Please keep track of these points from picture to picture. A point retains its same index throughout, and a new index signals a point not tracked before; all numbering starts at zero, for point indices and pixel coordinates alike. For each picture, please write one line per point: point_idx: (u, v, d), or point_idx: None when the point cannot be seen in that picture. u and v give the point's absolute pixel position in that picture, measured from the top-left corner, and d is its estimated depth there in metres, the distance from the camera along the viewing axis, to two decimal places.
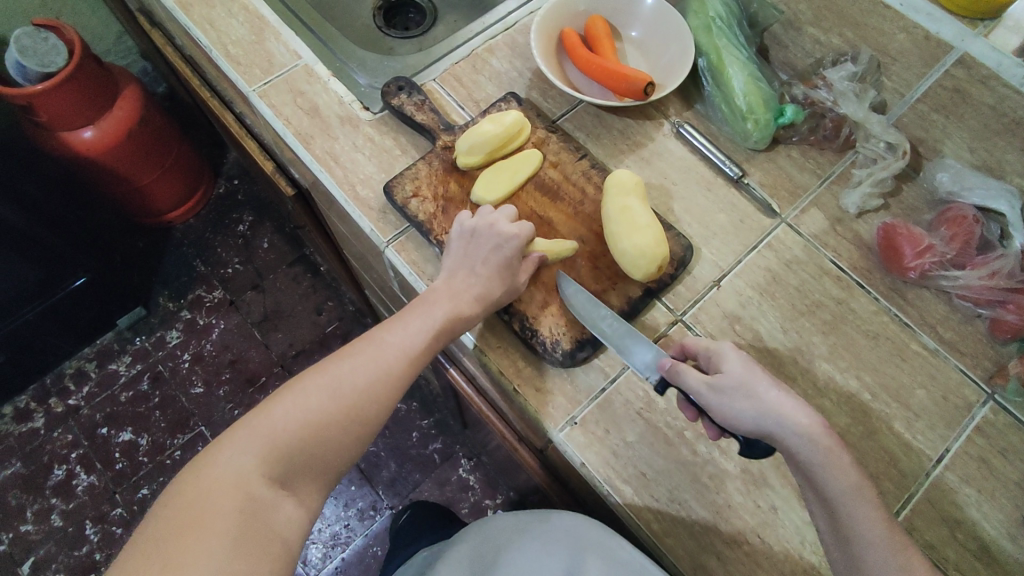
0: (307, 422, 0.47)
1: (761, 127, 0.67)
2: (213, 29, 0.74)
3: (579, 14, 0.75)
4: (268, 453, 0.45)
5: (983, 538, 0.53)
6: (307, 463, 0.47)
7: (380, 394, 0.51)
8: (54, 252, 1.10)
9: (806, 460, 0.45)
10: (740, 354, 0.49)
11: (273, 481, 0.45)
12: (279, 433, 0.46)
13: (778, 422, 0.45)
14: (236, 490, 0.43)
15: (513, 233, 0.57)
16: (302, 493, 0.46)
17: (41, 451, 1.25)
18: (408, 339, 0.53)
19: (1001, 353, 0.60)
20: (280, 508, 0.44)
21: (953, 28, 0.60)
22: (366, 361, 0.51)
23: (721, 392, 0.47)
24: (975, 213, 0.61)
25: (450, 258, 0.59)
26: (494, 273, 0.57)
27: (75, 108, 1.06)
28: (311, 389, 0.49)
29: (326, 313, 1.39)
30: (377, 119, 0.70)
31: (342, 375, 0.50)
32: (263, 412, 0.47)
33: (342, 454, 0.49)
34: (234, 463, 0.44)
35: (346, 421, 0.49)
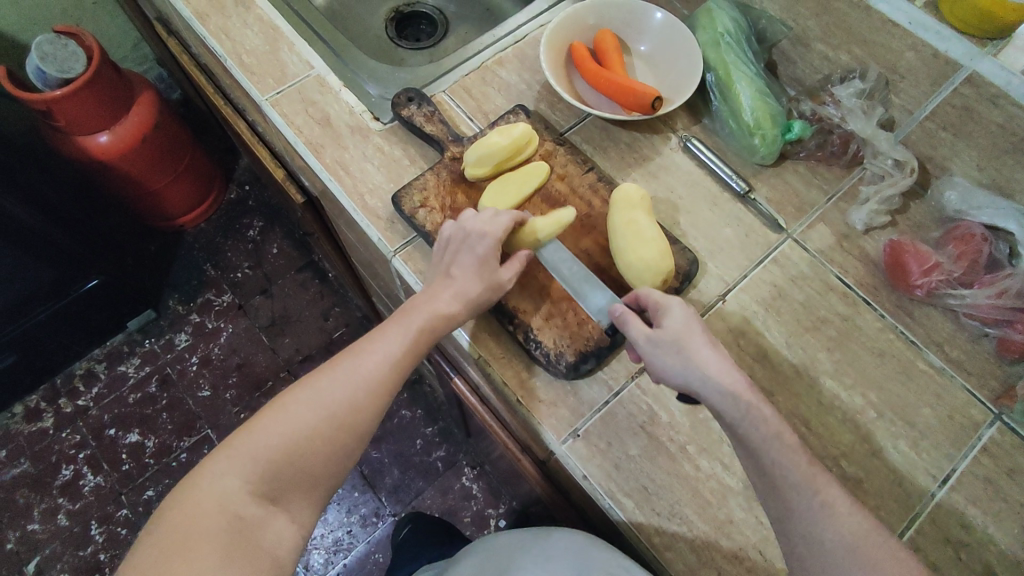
0: (290, 438, 0.49)
1: (769, 143, 0.67)
2: (228, 39, 0.76)
3: (588, 28, 0.75)
4: (252, 473, 0.47)
5: (989, 561, 0.53)
6: (294, 478, 0.49)
7: (363, 404, 0.51)
8: (67, 254, 1.12)
9: (728, 419, 0.48)
10: (686, 314, 0.52)
11: (259, 499, 0.47)
12: (261, 454, 0.48)
13: (704, 379, 0.48)
14: (221, 511, 0.45)
15: (484, 232, 0.57)
16: (292, 507, 0.48)
17: (49, 450, 1.26)
18: (387, 348, 0.54)
19: (1009, 373, 0.59)
20: (268, 524, 0.46)
21: (962, 47, 0.57)
22: (345, 374, 0.52)
23: (657, 344, 0.51)
24: (983, 232, 0.61)
25: (432, 268, 0.60)
26: (471, 274, 0.56)
27: (91, 114, 1.08)
28: (292, 406, 0.50)
29: (333, 319, 1.40)
30: (387, 130, 0.71)
31: (322, 389, 0.51)
32: (247, 431, 0.49)
33: (331, 465, 0.50)
34: (217, 486, 0.46)
35: (329, 434, 0.50)
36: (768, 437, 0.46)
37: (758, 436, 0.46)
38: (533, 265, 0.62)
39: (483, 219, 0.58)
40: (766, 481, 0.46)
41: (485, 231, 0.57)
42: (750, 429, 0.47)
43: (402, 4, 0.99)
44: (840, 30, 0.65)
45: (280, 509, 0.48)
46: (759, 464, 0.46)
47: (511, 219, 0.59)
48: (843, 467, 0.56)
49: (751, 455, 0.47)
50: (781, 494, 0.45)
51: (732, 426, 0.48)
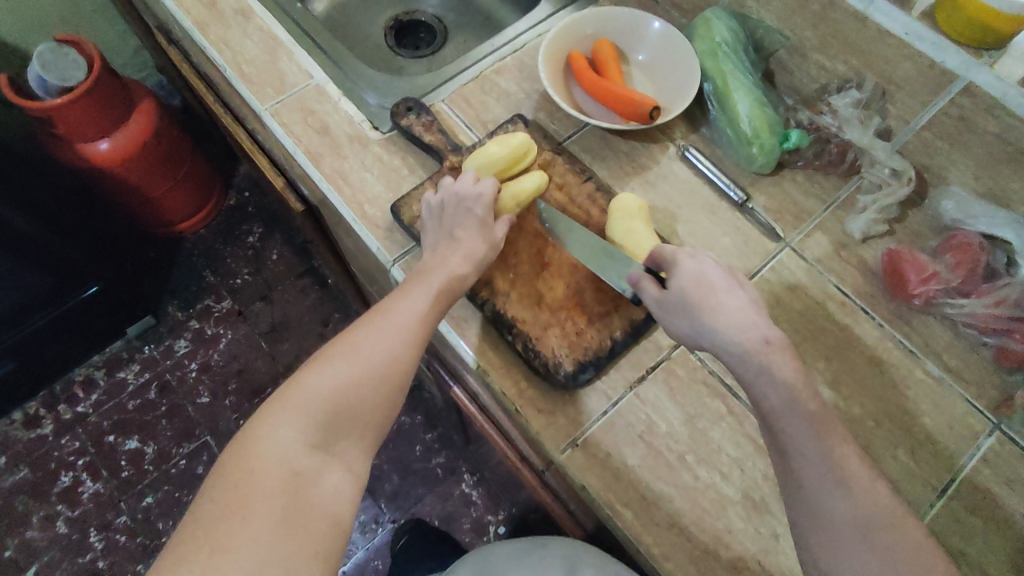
0: (336, 390, 0.49)
1: (766, 152, 0.67)
2: (228, 48, 0.76)
3: (587, 37, 0.76)
4: (305, 424, 0.47)
5: (987, 571, 0.53)
6: (344, 431, 0.48)
7: (400, 356, 0.52)
8: (67, 261, 1.12)
9: (741, 378, 0.48)
10: (697, 272, 0.52)
11: (313, 451, 0.46)
12: (308, 408, 0.47)
13: (708, 334, 0.50)
14: (277, 468, 0.44)
15: (477, 193, 0.61)
16: (345, 460, 0.47)
17: (49, 457, 1.26)
18: (415, 305, 0.55)
19: (1007, 382, 0.59)
20: (325, 474, 0.46)
21: (957, 57, 0.58)
22: (378, 329, 0.52)
23: (666, 305, 0.53)
24: (980, 241, 0.61)
25: (430, 233, 0.61)
26: (472, 234, 0.59)
27: (92, 122, 1.08)
28: (330, 363, 0.50)
29: (332, 324, 1.40)
30: (386, 139, 0.71)
31: (359, 344, 0.51)
32: (292, 388, 0.49)
33: (377, 415, 0.50)
34: (269, 442, 0.45)
35: (371, 385, 0.50)
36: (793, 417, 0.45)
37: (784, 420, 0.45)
38: (531, 272, 0.62)
39: (470, 182, 0.62)
40: (787, 468, 0.45)
41: (476, 191, 0.61)
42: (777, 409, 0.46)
43: (402, 12, 0.99)
44: (836, 40, 0.66)
45: (334, 462, 0.47)
46: (781, 447, 0.45)
47: (492, 182, 0.62)
48: None
49: (773, 437, 0.46)
50: (800, 484, 0.44)
51: (750, 390, 0.47)
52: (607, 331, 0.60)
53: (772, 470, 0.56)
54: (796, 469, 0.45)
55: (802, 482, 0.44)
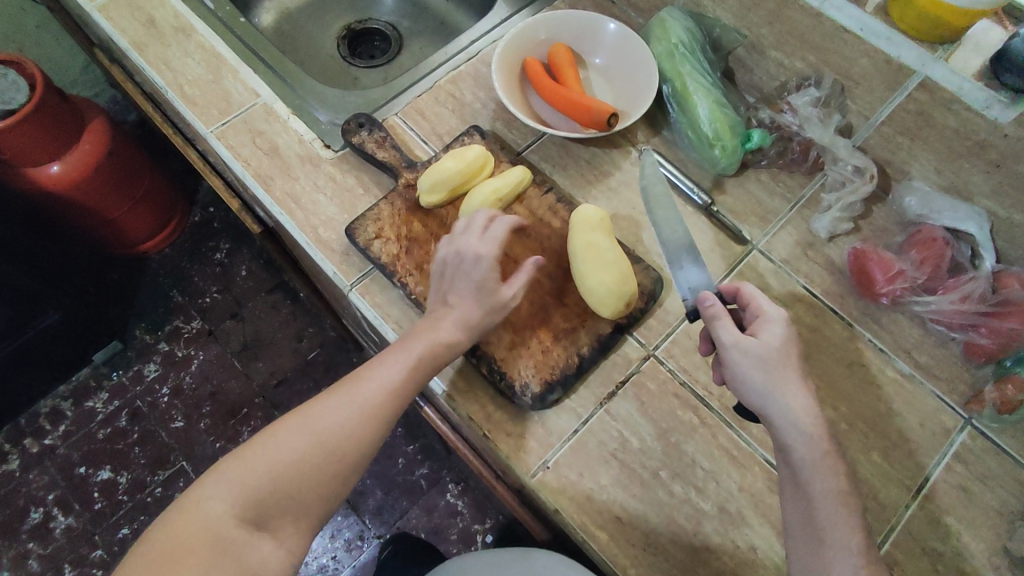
0: (283, 462, 0.45)
1: (729, 154, 0.66)
2: (168, 68, 0.73)
3: (540, 43, 0.74)
4: (244, 492, 0.44)
5: (963, 569, 0.52)
6: (284, 504, 0.45)
7: (358, 432, 0.48)
8: (22, 290, 1.07)
9: (789, 450, 0.46)
10: (786, 336, 0.49)
11: (246, 524, 0.43)
12: (250, 476, 0.45)
13: (782, 406, 0.46)
14: (205, 536, 0.42)
15: (477, 253, 0.55)
16: (281, 533, 0.45)
17: (17, 494, 1.21)
18: (387, 373, 0.50)
19: (977, 376, 0.59)
20: (254, 548, 0.43)
21: (913, 53, 0.57)
22: (342, 398, 0.49)
23: (745, 353, 0.48)
24: (945, 235, 0.60)
25: (434, 284, 0.56)
26: (467, 299, 0.54)
27: (38, 146, 1.03)
28: (284, 430, 0.47)
29: (306, 339, 1.37)
30: (339, 157, 0.68)
31: (320, 414, 0.48)
32: (244, 450, 0.46)
33: (327, 494, 0.47)
34: (205, 503, 0.43)
35: (320, 463, 0.46)
36: (827, 495, 0.45)
37: (818, 488, 0.45)
38: None
39: (474, 236, 0.56)
40: (805, 525, 0.45)
41: (478, 249, 0.55)
42: (807, 470, 0.46)
43: (355, 21, 0.96)
44: (793, 37, 0.65)
45: (266, 535, 0.44)
46: (812, 519, 0.45)
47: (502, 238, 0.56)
48: None
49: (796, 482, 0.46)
50: (825, 559, 0.44)
51: (791, 460, 0.46)
52: (574, 347, 0.58)
53: (747, 481, 0.55)
54: (823, 546, 0.44)
55: (819, 536, 0.44)
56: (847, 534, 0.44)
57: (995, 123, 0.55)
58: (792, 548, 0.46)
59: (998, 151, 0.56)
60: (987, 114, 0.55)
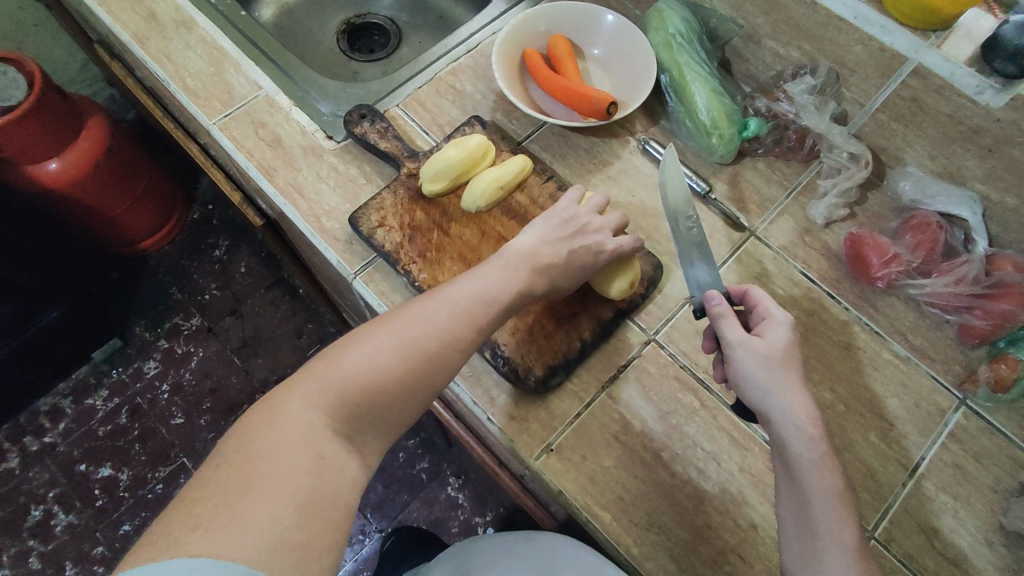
0: (382, 375, 0.43)
1: (726, 141, 0.67)
2: (170, 62, 0.73)
3: (540, 34, 0.74)
4: (337, 405, 0.41)
5: (958, 546, 0.53)
6: (369, 420, 0.42)
7: (451, 356, 0.46)
8: (22, 289, 1.07)
9: (786, 446, 0.47)
10: (791, 337, 0.50)
11: (338, 436, 0.40)
12: (345, 387, 0.42)
13: (781, 404, 0.47)
14: (300, 444, 0.39)
15: (603, 243, 0.57)
16: (366, 451, 0.42)
17: (17, 492, 1.21)
18: (476, 298, 0.49)
19: (971, 357, 0.60)
20: (348, 463, 0.40)
21: (906, 40, 0.58)
22: (433, 316, 0.46)
23: (750, 349, 0.49)
24: (938, 220, 0.62)
25: (549, 224, 0.56)
26: (576, 263, 0.55)
27: (38, 144, 1.03)
28: (373, 341, 0.44)
29: (307, 335, 1.38)
30: (341, 148, 0.69)
31: (415, 330, 0.45)
32: (333, 359, 0.43)
33: (408, 415, 0.45)
34: (297, 412, 0.40)
35: (410, 380, 0.44)
36: (822, 492, 0.44)
37: (812, 483, 0.45)
38: None
39: (601, 223, 0.58)
40: (799, 520, 0.45)
41: (606, 243, 0.57)
42: (803, 467, 0.45)
43: (354, 16, 0.97)
44: (789, 26, 0.66)
45: (355, 450, 0.41)
46: (807, 514, 0.45)
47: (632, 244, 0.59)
48: None
49: (791, 478, 0.46)
50: (819, 554, 0.43)
51: (786, 456, 0.46)
52: (575, 333, 0.59)
53: (747, 461, 0.56)
54: (816, 542, 0.43)
55: (812, 531, 0.44)
56: (842, 530, 0.43)
57: (987, 109, 0.56)
58: (785, 545, 0.46)
59: (991, 136, 0.57)
60: (978, 99, 0.56)
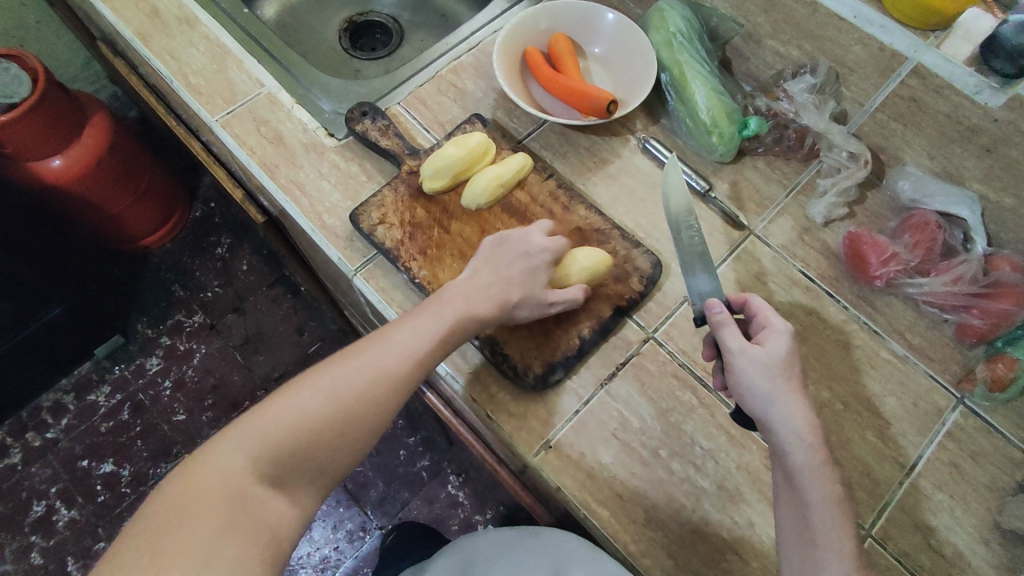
0: (310, 419, 0.45)
1: (726, 140, 0.67)
2: (173, 59, 0.74)
3: (541, 33, 0.75)
4: (265, 450, 0.43)
5: (955, 544, 0.54)
6: (301, 462, 0.44)
7: (385, 396, 0.47)
8: (25, 285, 1.07)
9: (786, 454, 0.47)
10: (791, 347, 0.50)
11: (267, 483, 0.43)
12: (273, 432, 0.44)
13: (783, 414, 0.47)
14: (224, 489, 0.41)
15: (542, 247, 0.57)
16: (297, 493, 0.44)
17: (20, 487, 1.22)
18: (416, 337, 0.50)
19: (968, 357, 0.60)
20: (273, 505, 0.42)
21: (906, 40, 0.58)
22: (369, 360, 0.48)
23: (751, 360, 0.49)
24: (937, 219, 0.62)
25: (488, 251, 0.57)
26: (517, 277, 0.55)
27: (41, 140, 1.03)
28: (307, 388, 0.46)
29: (308, 332, 1.38)
30: (342, 146, 0.69)
31: (347, 374, 0.47)
32: (266, 406, 0.45)
33: (345, 459, 0.46)
34: (225, 458, 0.42)
35: (343, 425, 0.45)
36: (822, 499, 0.45)
37: (813, 491, 0.45)
38: None
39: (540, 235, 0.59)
40: (799, 527, 0.46)
41: (545, 248, 0.58)
42: (805, 475, 0.46)
43: (356, 14, 0.97)
44: (789, 26, 0.66)
45: (284, 492, 0.43)
46: (807, 522, 0.45)
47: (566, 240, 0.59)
48: None
49: (791, 485, 0.47)
50: (817, 560, 0.44)
51: (787, 464, 0.47)
52: (574, 330, 0.59)
53: (744, 459, 0.56)
54: (815, 549, 0.44)
55: (812, 538, 0.45)
56: (841, 538, 0.44)
57: (985, 108, 0.56)
58: (785, 553, 0.46)
59: (989, 136, 0.58)
60: (977, 99, 0.56)
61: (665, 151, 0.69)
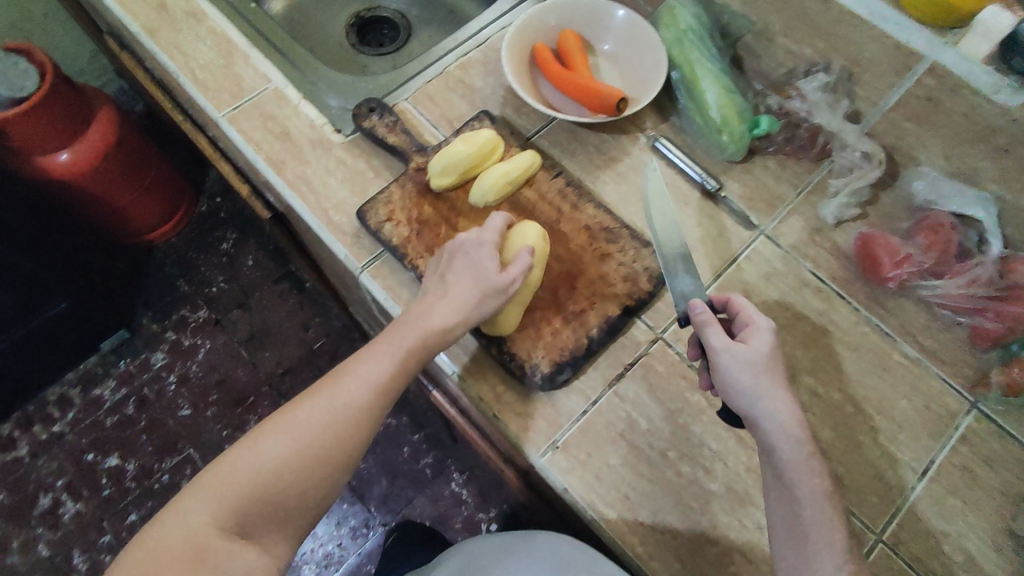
0: (268, 467, 0.47)
1: (736, 139, 0.66)
2: (180, 53, 0.73)
3: (550, 29, 0.74)
4: (224, 504, 0.45)
5: (969, 550, 0.53)
6: (263, 510, 0.46)
7: (342, 433, 0.49)
8: (29, 278, 1.07)
9: (775, 450, 0.47)
10: (774, 344, 0.50)
11: (231, 533, 0.45)
12: (232, 485, 0.46)
13: (771, 410, 0.47)
14: (187, 545, 0.44)
15: (480, 239, 0.57)
16: (265, 540, 0.46)
17: (26, 480, 1.22)
18: (371, 371, 0.51)
19: (983, 360, 0.59)
20: (237, 556, 0.45)
21: (922, 37, 0.57)
22: (323, 401, 0.49)
23: (736, 357, 0.49)
24: (951, 221, 0.61)
25: (436, 268, 0.57)
26: (465, 281, 0.54)
27: (48, 134, 1.03)
28: (265, 437, 0.48)
29: (313, 329, 1.38)
30: (349, 142, 0.69)
31: (302, 417, 0.49)
32: (226, 460, 0.48)
33: (312, 500, 0.48)
34: (187, 514, 0.45)
35: (302, 469, 0.47)
36: (812, 495, 0.45)
37: (804, 487, 0.46)
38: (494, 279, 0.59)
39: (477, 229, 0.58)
40: (791, 524, 0.46)
41: (483, 239, 0.57)
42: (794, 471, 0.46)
43: (363, 9, 0.96)
44: (802, 24, 0.65)
45: (249, 541, 0.46)
46: (798, 518, 0.45)
47: (501, 224, 0.58)
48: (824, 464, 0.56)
49: (781, 482, 0.47)
50: (810, 556, 0.44)
51: (776, 461, 0.47)
52: (583, 329, 0.59)
53: (754, 462, 0.56)
54: (808, 544, 0.44)
55: (804, 534, 0.45)
56: (830, 532, 0.44)
57: (1004, 108, 0.55)
58: (777, 549, 0.46)
59: (1006, 136, 0.57)
60: (997, 99, 0.55)
61: (674, 149, 0.69)
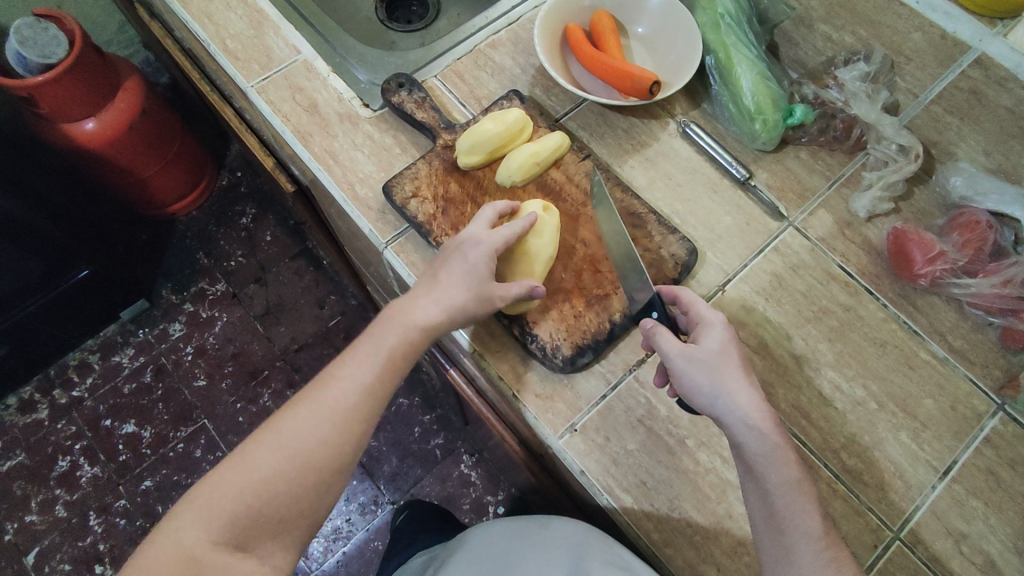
0: (257, 480, 0.45)
1: (770, 128, 0.65)
2: (211, 22, 0.73)
3: (584, 9, 0.73)
4: (214, 521, 0.44)
5: (988, 553, 0.52)
6: (255, 524, 0.45)
7: (331, 439, 0.47)
8: (57, 246, 1.08)
9: (742, 445, 0.46)
10: (725, 335, 0.49)
11: (226, 547, 0.43)
12: (222, 502, 0.44)
13: (729, 406, 0.46)
14: (179, 565, 0.42)
15: (481, 239, 0.54)
16: (262, 552, 0.45)
17: (45, 442, 1.25)
18: (357, 374, 0.49)
19: (1012, 362, 0.58)
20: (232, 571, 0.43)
21: (971, 28, 0.65)
22: (309, 408, 0.47)
23: (689, 360, 0.48)
24: (987, 218, 0.60)
25: (432, 268, 0.55)
26: (461, 282, 0.53)
27: (76, 100, 1.04)
28: (253, 449, 0.46)
29: (328, 306, 1.39)
30: (377, 117, 0.69)
31: (289, 427, 0.47)
32: (214, 475, 0.45)
33: (309, 508, 0.46)
34: (176, 535, 0.43)
35: (292, 477, 0.46)
36: (784, 486, 0.45)
37: (778, 480, 0.45)
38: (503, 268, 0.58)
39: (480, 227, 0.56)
40: (767, 517, 0.45)
41: (488, 245, 0.54)
42: (762, 465, 0.45)
43: None
44: None
45: (244, 555, 0.44)
46: (771, 509, 0.45)
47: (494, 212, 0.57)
48: (844, 460, 0.55)
49: (751, 475, 0.46)
50: (788, 548, 0.44)
51: (744, 455, 0.46)
52: (606, 314, 0.58)
53: None
54: (784, 534, 0.44)
55: (781, 527, 0.44)
56: (807, 520, 0.44)
57: None
58: (758, 542, 0.46)
59: None
60: None
61: (706, 134, 0.68)
